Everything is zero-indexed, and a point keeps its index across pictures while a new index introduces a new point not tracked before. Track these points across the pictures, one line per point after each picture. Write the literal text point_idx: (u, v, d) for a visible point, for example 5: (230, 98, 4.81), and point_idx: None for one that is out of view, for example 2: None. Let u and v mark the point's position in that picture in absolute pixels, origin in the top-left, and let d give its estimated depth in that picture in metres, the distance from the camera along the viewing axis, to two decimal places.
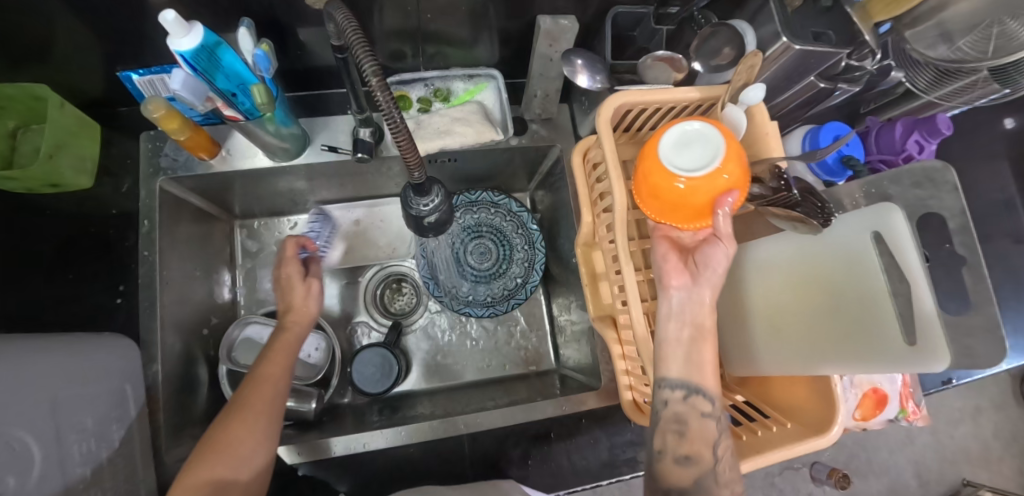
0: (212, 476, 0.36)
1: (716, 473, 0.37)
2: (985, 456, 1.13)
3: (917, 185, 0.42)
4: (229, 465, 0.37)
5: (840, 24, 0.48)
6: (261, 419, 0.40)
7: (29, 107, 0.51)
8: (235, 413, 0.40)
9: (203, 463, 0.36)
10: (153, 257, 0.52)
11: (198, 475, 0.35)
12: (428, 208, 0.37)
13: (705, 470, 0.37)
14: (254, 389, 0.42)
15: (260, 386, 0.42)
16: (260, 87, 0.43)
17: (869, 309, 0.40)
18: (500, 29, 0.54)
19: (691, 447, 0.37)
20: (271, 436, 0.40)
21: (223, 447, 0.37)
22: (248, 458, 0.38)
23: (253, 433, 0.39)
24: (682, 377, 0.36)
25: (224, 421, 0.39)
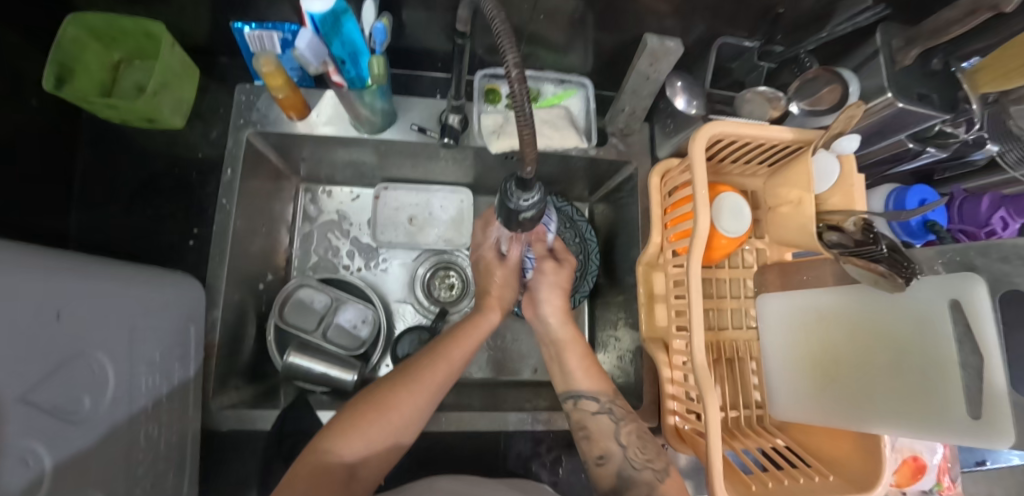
0: (370, 434, 0.41)
1: (628, 462, 0.45)
2: None
3: (1005, 260, 0.41)
4: (355, 453, 0.39)
5: (948, 87, 0.47)
6: (424, 394, 0.44)
7: (139, 44, 0.52)
8: (408, 381, 0.45)
9: (339, 444, 0.39)
10: (230, 207, 0.53)
11: (360, 430, 0.40)
12: (527, 204, 0.38)
13: (615, 464, 0.45)
14: (435, 365, 0.47)
15: (437, 363, 0.47)
16: (377, 59, 0.44)
17: (932, 375, 0.40)
18: (600, 40, 0.55)
19: (599, 445, 0.47)
20: (425, 412, 0.44)
21: (387, 411, 0.42)
22: (403, 427, 0.43)
23: (416, 406, 0.44)
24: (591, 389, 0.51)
25: (395, 382, 0.45)
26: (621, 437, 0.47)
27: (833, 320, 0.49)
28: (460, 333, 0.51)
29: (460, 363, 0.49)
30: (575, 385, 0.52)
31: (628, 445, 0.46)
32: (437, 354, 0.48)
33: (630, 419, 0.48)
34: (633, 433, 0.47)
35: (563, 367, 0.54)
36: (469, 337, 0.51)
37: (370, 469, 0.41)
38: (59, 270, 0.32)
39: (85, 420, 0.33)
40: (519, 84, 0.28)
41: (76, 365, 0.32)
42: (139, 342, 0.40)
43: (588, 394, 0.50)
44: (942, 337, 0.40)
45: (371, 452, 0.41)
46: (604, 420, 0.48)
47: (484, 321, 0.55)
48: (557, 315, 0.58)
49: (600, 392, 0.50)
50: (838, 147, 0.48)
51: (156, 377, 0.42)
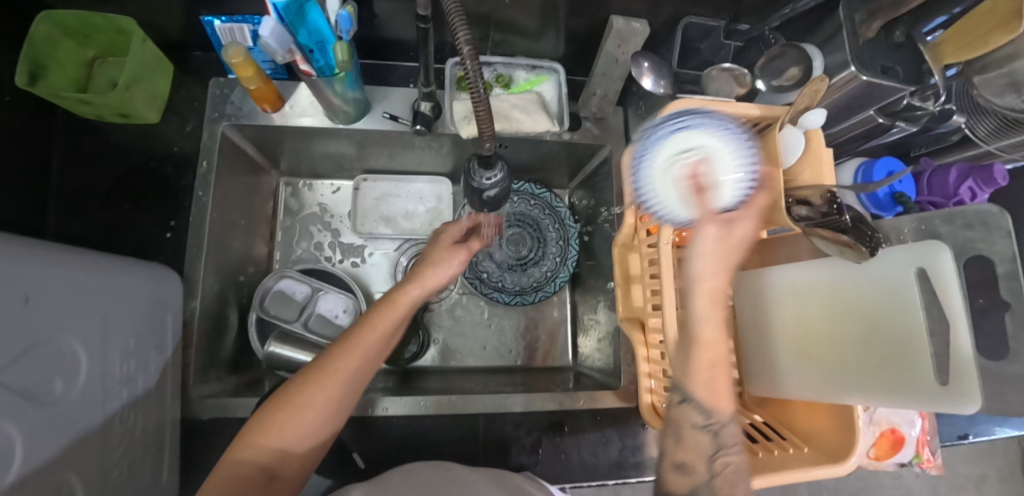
0: (284, 436, 0.39)
1: (711, 489, 0.38)
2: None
3: (967, 226, 0.41)
4: (274, 452, 0.38)
5: (911, 60, 0.47)
6: (336, 391, 0.41)
7: (114, 40, 0.52)
8: (316, 376, 0.40)
9: (259, 443, 0.38)
10: (206, 199, 0.54)
11: (271, 434, 0.38)
12: (489, 182, 0.40)
13: (697, 484, 0.39)
14: (343, 359, 0.42)
15: (349, 357, 0.42)
16: (343, 46, 0.44)
17: (898, 343, 0.40)
18: (571, 25, 0.56)
19: (684, 454, 0.40)
20: (342, 405, 0.42)
21: (298, 413, 0.39)
22: (315, 430, 0.40)
23: (332, 398, 0.41)
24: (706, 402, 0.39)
25: (309, 377, 0.41)
26: (715, 464, 0.39)
27: (806, 294, 0.49)
28: (387, 315, 0.45)
29: (377, 352, 0.44)
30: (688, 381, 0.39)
31: (720, 474, 0.39)
32: (349, 346, 0.42)
33: (730, 449, 0.40)
34: (728, 465, 0.39)
35: (687, 367, 0.39)
36: (385, 322, 0.44)
37: (294, 464, 0.40)
38: (28, 256, 0.32)
39: (57, 403, 0.33)
40: (476, 75, 0.32)
41: (48, 349, 0.33)
42: (114, 329, 0.40)
43: (699, 404, 0.39)
44: (909, 305, 0.40)
45: (290, 453, 0.39)
46: (707, 440, 0.39)
47: (405, 296, 0.47)
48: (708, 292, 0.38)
49: (714, 409, 0.39)
50: (805, 123, 0.48)
51: (132, 363, 0.42)
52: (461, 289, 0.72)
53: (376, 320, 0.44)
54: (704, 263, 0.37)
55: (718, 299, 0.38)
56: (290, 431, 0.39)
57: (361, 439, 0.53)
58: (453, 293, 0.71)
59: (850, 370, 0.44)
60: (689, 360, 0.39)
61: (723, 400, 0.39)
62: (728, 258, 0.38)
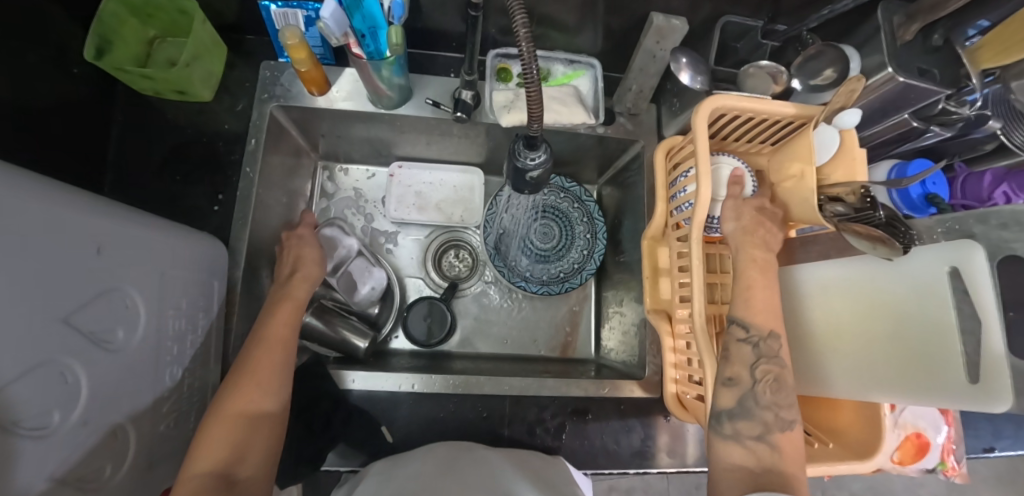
0: (226, 439, 0.40)
1: (756, 395, 0.40)
2: None
3: (1003, 226, 0.41)
4: (224, 457, 0.39)
5: (949, 64, 0.48)
6: (268, 381, 0.45)
7: (175, 21, 0.55)
8: (243, 380, 0.44)
9: (203, 454, 0.39)
10: (253, 175, 0.56)
11: (216, 436, 0.40)
12: (534, 163, 0.40)
13: (743, 391, 0.40)
14: (262, 351, 0.46)
15: (265, 349, 0.46)
16: (394, 30, 0.46)
17: (930, 341, 0.41)
18: (610, 22, 0.57)
19: (732, 367, 0.41)
20: (281, 395, 0.46)
21: (240, 410, 0.42)
22: (262, 425, 0.43)
23: (258, 393, 0.44)
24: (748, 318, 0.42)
25: (237, 379, 0.44)
26: (758, 371, 0.41)
27: (838, 291, 0.49)
28: (276, 313, 0.50)
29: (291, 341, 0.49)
30: (739, 306, 0.42)
31: (761, 382, 0.41)
32: (261, 342, 0.47)
33: (773, 360, 0.41)
34: (770, 374, 0.41)
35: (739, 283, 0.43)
36: (283, 311, 0.50)
37: (252, 466, 0.41)
38: (99, 209, 0.34)
39: (119, 349, 0.35)
40: (532, 64, 0.33)
41: (112, 298, 0.35)
42: (169, 288, 0.42)
43: (740, 319, 0.42)
44: (942, 304, 0.40)
45: (245, 454, 0.41)
46: (748, 350, 0.41)
47: (294, 289, 0.53)
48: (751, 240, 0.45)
49: (757, 323, 0.42)
50: (839, 122, 0.48)
51: (182, 323, 0.44)
52: (487, 277, 0.74)
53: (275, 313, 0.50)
54: (727, 220, 0.47)
55: (758, 242, 0.45)
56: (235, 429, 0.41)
57: (390, 413, 0.54)
58: (479, 281, 0.73)
59: (878, 367, 0.45)
60: (738, 284, 0.44)
61: (770, 318, 0.42)
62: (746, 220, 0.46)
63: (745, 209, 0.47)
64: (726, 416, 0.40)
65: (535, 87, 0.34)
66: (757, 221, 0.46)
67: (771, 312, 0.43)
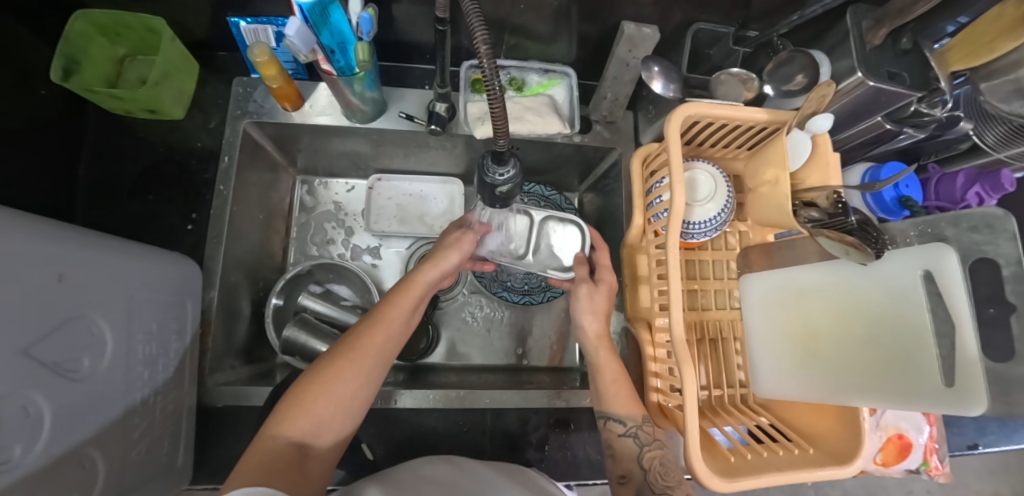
0: (315, 411, 0.38)
1: (649, 486, 0.45)
2: None
3: (974, 229, 0.42)
4: (306, 428, 0.37)
5: (920, 67, 0.48)
6: (370, 363, 0.42)
7: (144, 39, 0.55)
8: (348, 353, 0.41)
9: (286, 420, 0.37)
10: (227, 193, 0.56)
11: (305, 406, 0.38)
12: (503, 178, 0.40)
13: (637, 485, 0.46)
14: (372, 331, 0.44)
15: (377, 330, 0.44)
16: (363, 46, 0.46)
17: (911, 343, 0.41)
18: (583, 32, 0.57)
19: (623, 466, 0.47)
20: (373, 382, 0.43)
21: (335, 383, 0.40)
22: (349, 408, 0.40)
23: (355, 376, 0.41)
24: (624, 413, 0.49)
25: (338, 353, 0.41)
26: (644, 461, 0.46)
27: (813, 296, 0.49)
28: (399, 298, 0.48)
29: (400, 331, 0.46)
30: (607, 405, 0.50)
31: (650, 469, 0.46)
32: (376, 321, 0.45)
33: (654, 444, 0.48)
34: (657, 459, 0.46)
35: (597, 381, 0.52)
36: (403, 299, 0.48)
37: (323, 446, 0.39)
38: (63, 236, 0.34)
39: (86, 378, 0.35)
40: (494, 76, 0.29)
41: (76, 326, 0.34)
42: (138, 312, 0.42)
43: (618, 416, 0.49)
44: (918, 306, 0.40)
45: (324, 431, 0.38)
46: (630, 444, 0.47)
47: (420, 279, 0.51)
48: (596, 317, 0.56)
49: (629, 416, 0.49)
50: (813, 127, 0.47)
51: (153, 347, 0.44)
52: (470, 287, 0.74)
53: (395, 298, 0.47)
54: (586, 315, 0.56)
55: (602, 339, 0.55)
56: (329, 400, 0.39)
57: (371, 430, 0.54)
58: (462, 291, 0.73)
59: (861, 372, 0.44)
60: (602, 377, 0.52)
61: (635, 407, 0.49)
62: (590, 310, 0.56)
63: (600, 300, 0.57)
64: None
65: (499, 103, 0.29)
66: (600, 330, 0.55)
67: (635, 400, 0.50)
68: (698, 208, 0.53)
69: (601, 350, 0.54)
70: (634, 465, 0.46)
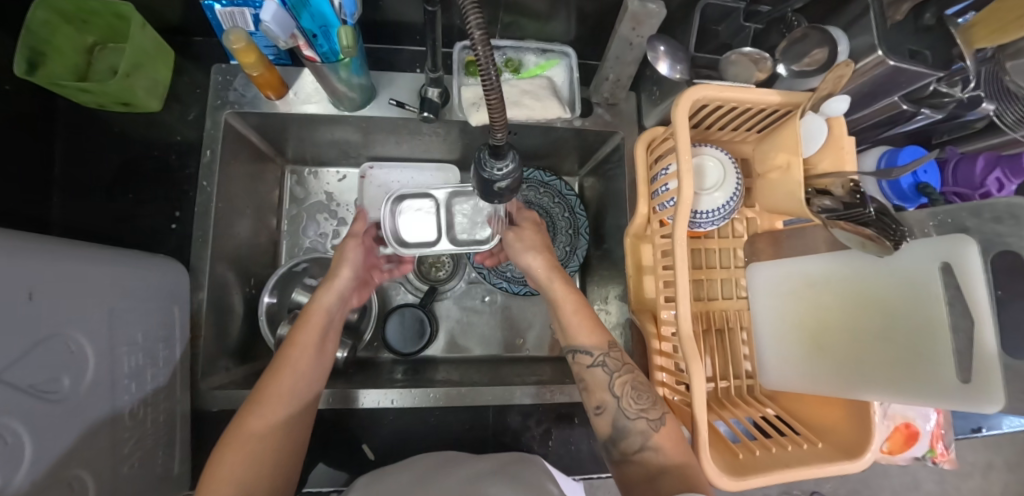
0: (235, 475, 0.37)
1: (623, 412, 0.45)
2: (988, 484, 1.06)
3: (998, 219, 0.39)
4: (225, 494, 0.36)
5: (943, 44, 0.44)
6: (277, 415, 0.41)
7: (113, 25, 0.51)
8: (252, 413, 0.41)
9: (203, 492, 0.36)
10: (210, 189, 0.53)
11: (220, 474, 0.37)
12: (502, 173, 0.37)
13: (612, 414, 0.46)
14: (274, 382, 0.43)
15: (282, 376, 0.44)
16: (347, 30, 0.42)
17: (924, 339, 0.38)
18: (581, 9, 0.54)
19: (596, 397, 0.47)
20: (294, 430, 0.42)
21: (245, 445, 0.39)
22: (269, 465, 0.39)
23: (264, 425, 0.40)
24: (591, 344, 0.48)
25: (240, 419, 0.40)
26: (616, 388, 0.46)
27: (825, 287, 0.48)
28: (301, 335, 0.46)
29: (312, 367, 0.46)
30: (571, 336, 0.49)
31: (623, 395, 0.46)
32: (274, 374, 0.43)
33: (624, 370, 0.47)
34: (628, 384, 0.46)
35: (560, 317, 0.51)
36: (305, 336, 0.46)
37: None
38: (32, 248, 0.32)
39: (67, 399, 0.33)
40: (489, 60, 0.23)
41: (53, 345, 0.32)
42: (118, 324, 0.40)
43: (584, 348, 0.48)
44: (934, 301, 0.38)
45: (250, 488, 0.37)
46: (599, 373, 0.47)
47: (320, 304, 0.49)
48: (536, 252, 0.53)
49: (595, 344, 0.48)
50: (827, 109, 0.46)
51: (138, 358, 0.42)
52: (468, 277, 0.72)
53: (296, 336, 0.46)
54: (524, 254, 0.53)
55: (552, 270, 0.52)
56: (259, 437, 0.39)
57: (376, 430, 0.53)
58: (460, 281, 0.71)
59: (872, 367, 0.43)
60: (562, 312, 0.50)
61: (601, 335, 0.49)
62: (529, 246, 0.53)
63: (532, 236, 0.55)
64: (613, 439, 0.45)
65: (496, 94, 0.24)
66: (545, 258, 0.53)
67: (596, 326, 0.50)
68: (707, 196, 0.50)
69: (556, 287, 0.51)
70: (607, 393, 0.47)
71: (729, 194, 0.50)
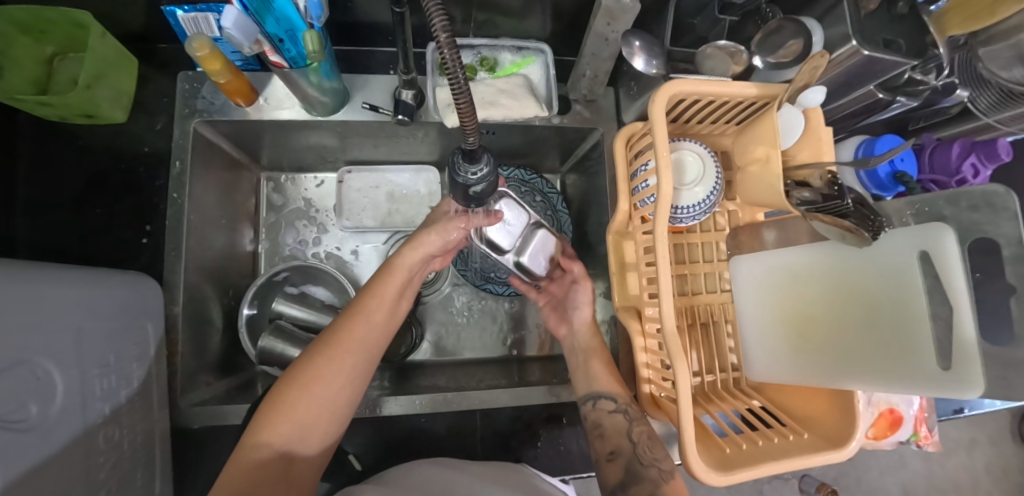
0: (299, 414, 0.40)
1: (637, 458, 0.46)
2: (971, 460, 1.08)
3: (973, 207, 0.40)
4: (288, 433, 0.39)
5: (916, 32, 0.44)
6: (348, 363, 0.43)
7: (71, 34, 0.49)
8: (325, 354, 0.42)
9: (271, 423, 0.38)
10: (182, 201, 0.51)
11: (288, 410, 0.39)
12: (477, 178, 0.36)
13: (625, 459, 0.47)
14: (348, 330, 0.44)
15: (357, 324, 0.45)
16: (313, 35, 0.41)
17: (904, 328, 0.39)
18: (556, 5, 0.53)
19: (611, 443, 0.48)
20: (361, 378, 0.44)
21: (315, 386, 0.41)
22: (334, 409, 0.42)
23: (339, 369, 0.42)
24: (609, 390, 0.51)
25: (316, 355, 0.43)
26: (634, 434, 0.48)
27: (807, 279, 0.48)
28: (381, 289, 0.47)
29: (384, 320, 0.47)
30: (593, 383, 0.52)
31: (638, 442, 0.48)
32: (350, 320, 0.45)
33: (643, 420, 0.49)
34: (645, 433, 0.48)
35: (580, 367, 0.55)
36: (385, 289, 0.47)
37: (311, 448, 0.40)
38: None
39: (34, 427, 0.32)
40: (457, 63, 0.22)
41: (16, 373, 0.31)
42: (88, 346, 0.38)
43: (608, 394, 0.52)
44: (913, 290, 0.38)
45: (306, 431, 0.40)
46: (619, 419, 0.50)
47: (402, 263, 0.49)
48: (586, 326, 0.59)
49: (617, 393, 0.51)
50: (804, 101, 0.45)
51: (111, 379, 0.41)
52: (453, 279, 0.71)
53: (376, 289, 0.47)
54: (584, 307, 0.59)
55: (593, 327, 0.59)
56: (327, 385, 0.41)
57: (362, 440, 0.52)
58: (445, 284, 0.70)
59: (855, 357, 0.43)
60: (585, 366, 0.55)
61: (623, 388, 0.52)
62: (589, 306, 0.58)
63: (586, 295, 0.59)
64: (623, 486, 0.45)
65: (466, 99, 0.23)
66: (591, 321, 0.59)
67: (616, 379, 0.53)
68: (687, 191, 0.50)
69: (593, 345, 0.57)
70: (624, 439, 0.48)
71: (709, 189, 0.50)
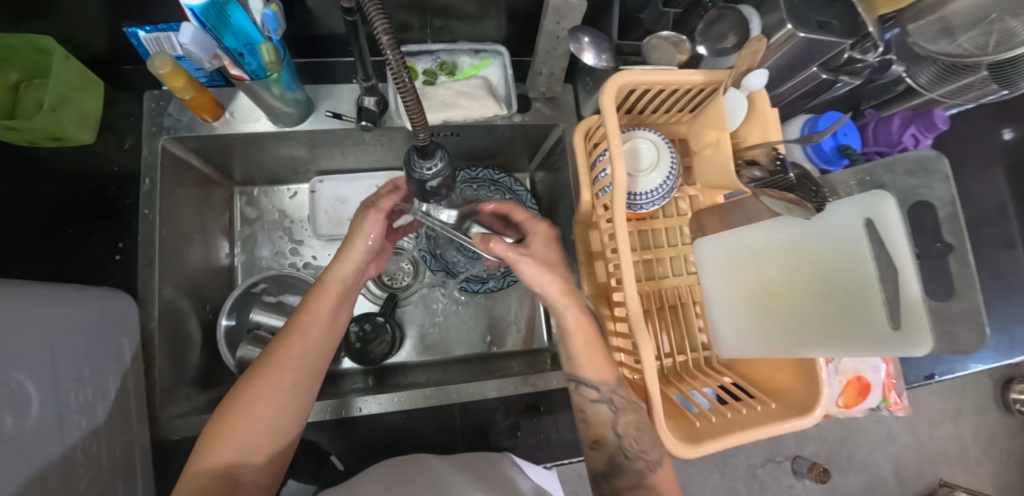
0: (240, 437, 0.40)
1: (623, 451, 0.46)
2: (958, 429, 1.10)
3: (910, 173, 0.42)
4: (230, 456, 0.39)
5: (848, 13, 0.47)
6: (286, 380, 0.43)
7: (37, 60, 0.50)
8: (265, 374, 0.42)
9: (210, 451, 0.38)
10: (153, 217, 0.52)
11: (224, 438, 0.39)
12: (432, 172, 0.38)
13: (610, 449, 0.47)
14: (285, 348, 0.44)
15: (292, 345, 0.44)
16: (269, 47, 0.43)
17: (857, 293, 0.40)
18: (509, 7, 0.55)
19: (596, 432, 0.48)
20: (300, 395, 0.44)
21: (251, 410, 0.41)
22: (274, 424, 0.41)
23: (272, 387, 0.42)
24: (596, 380, 0.47)
25: (253, 378, 0.42)
26: (619, 427, 0.46)
27: (764, 254, 0.49)
28: (314, 303, 0.47)
29: (322, 335, 0.46)
30: (575, 366, 0.48)
31: (625, 435, 0.46)
32: (289, 336, 0.45)
33: (630, 409, 0.46)
34: (632, 424, 0.45)
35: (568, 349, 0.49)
36: (321, 304, 0.47)
37: (255, 469, 0.40)
38: None
39: (8, 439, 0.32)
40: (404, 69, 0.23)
41: None
42: (62, 360, 0.39)
43: (591, 382, 0.48)
44: (861, 256, 0.39)
45: (247, 453, 0.40)
46: (603, 409, 0.47)
47: (335, 274, 0.48)
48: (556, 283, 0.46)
49: (602, 380, 0.47)
50: (749, 84, 0.47)
51: (88, 392, 0.41)
52: (429, 281, 0.72)
53: (311, 306, 0.47)
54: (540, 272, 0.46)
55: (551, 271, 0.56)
56: (268, 401, 0.41)
57: (343, 440, 0.53)
58: (421, 285, 0.72)
59: (812, 327, 0.44)
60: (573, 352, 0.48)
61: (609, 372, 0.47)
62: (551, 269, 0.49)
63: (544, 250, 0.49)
64: (605, 474, 0.47)
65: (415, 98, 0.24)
66: None
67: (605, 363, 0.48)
68: (642, 178, 0.52)
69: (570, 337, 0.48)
70: (608, 430, 0.47)
71: (665, 174, 0.52)
